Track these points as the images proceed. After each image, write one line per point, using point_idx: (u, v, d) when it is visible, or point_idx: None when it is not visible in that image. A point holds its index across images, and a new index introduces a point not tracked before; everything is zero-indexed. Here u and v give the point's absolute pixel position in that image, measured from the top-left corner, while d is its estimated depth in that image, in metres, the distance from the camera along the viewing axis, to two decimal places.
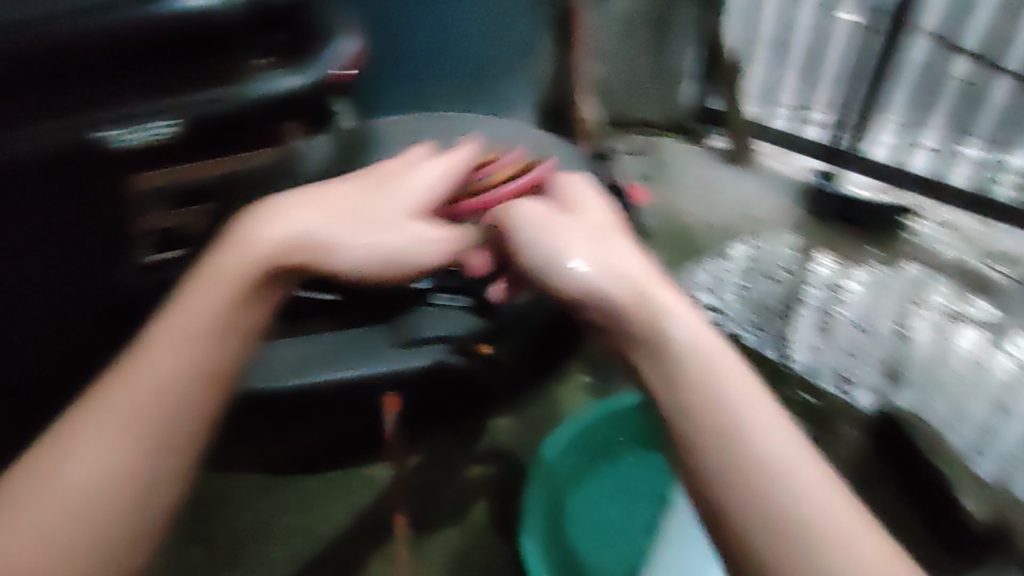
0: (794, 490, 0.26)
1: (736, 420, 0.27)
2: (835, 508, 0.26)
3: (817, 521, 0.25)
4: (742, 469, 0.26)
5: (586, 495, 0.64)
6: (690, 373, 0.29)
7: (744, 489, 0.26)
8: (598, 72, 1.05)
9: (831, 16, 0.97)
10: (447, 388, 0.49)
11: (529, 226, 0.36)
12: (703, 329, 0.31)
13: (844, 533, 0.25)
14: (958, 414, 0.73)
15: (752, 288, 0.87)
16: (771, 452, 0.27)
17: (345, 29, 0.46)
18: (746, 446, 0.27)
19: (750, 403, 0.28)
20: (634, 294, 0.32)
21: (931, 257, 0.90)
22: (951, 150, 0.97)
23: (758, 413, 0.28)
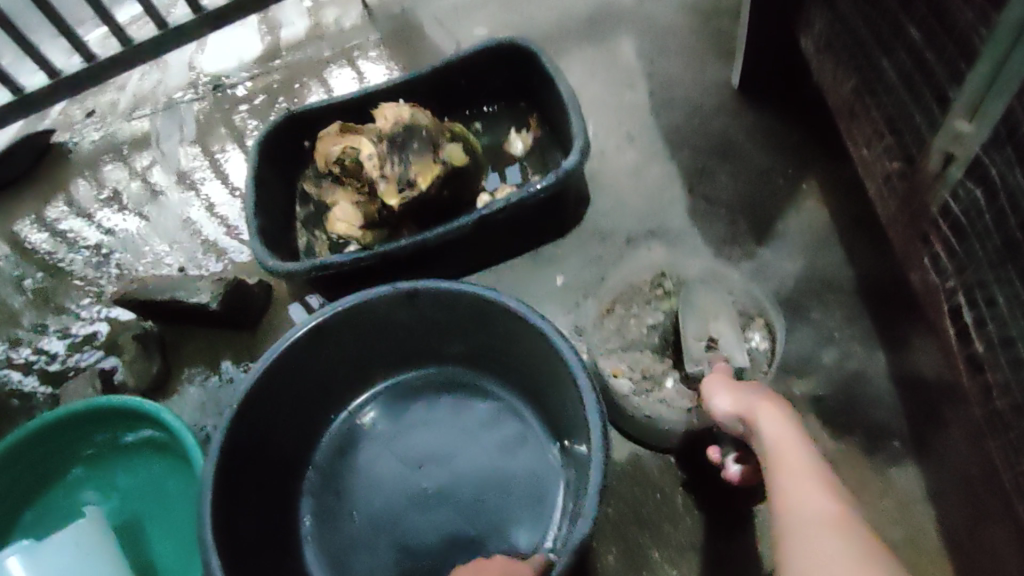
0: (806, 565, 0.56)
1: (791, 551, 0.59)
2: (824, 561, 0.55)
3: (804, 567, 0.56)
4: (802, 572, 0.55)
5: (153, 562, 1.07)
6: (794, 533, 0.60)
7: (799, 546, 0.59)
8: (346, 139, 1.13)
9: (232, 169, 1.65)
10: (195, 368, 1.33)
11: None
12: (811, 516, 0.61)
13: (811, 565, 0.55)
14: (216, 217, 1.58)
15: (69, 263, 1.57)
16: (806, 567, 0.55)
17: (525, 324, 0.99)
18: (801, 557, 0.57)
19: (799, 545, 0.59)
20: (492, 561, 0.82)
21: (180, 282, 1.32)
22: (190, 227, 1.57)
23: (804, 530, 0.60)
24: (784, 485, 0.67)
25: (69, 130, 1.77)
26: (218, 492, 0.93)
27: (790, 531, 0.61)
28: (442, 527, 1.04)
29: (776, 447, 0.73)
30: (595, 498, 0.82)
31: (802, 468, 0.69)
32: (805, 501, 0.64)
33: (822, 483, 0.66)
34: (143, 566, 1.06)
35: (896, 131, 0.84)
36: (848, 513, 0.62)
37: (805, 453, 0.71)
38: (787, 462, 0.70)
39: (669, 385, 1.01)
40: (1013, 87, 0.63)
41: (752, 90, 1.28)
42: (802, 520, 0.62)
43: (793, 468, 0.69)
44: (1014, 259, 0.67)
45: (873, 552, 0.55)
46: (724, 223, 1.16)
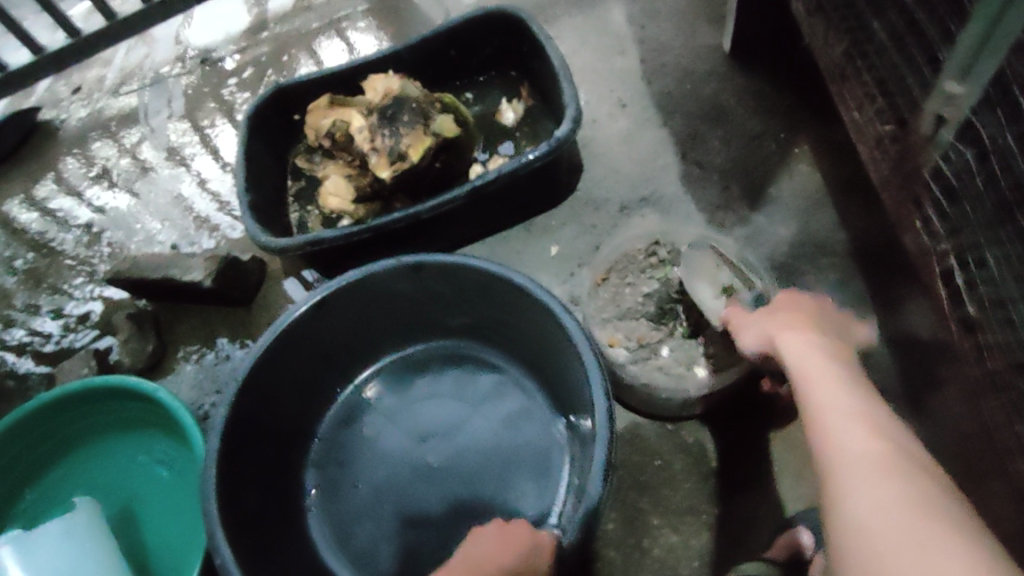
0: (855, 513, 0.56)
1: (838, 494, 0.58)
2: (875, 512, 0.54)
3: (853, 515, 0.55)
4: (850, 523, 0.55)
5: (151, 544, 1.07)
6: (840, 476, 0.60)
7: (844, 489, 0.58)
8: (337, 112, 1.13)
9: (222, 143, 1.63)
10: (192, 345, 1.33)
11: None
12: (859, 455, 0.60)
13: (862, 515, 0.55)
14: (207, 192, 1.57)
15: (61, 243, 1.56)
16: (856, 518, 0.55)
17: (524, 296, 0.99)
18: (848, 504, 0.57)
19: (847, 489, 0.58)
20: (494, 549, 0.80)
21: (173, 260, 1.32)
22: (181, 203, 1.56)
23: (851, 473, 0.59)
24: (820, 421, 0.66)
25: (55, 108, 1.76)
26: (223, 462, 0.93)
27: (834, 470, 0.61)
28: (446, 498, 1.05)
29: (807, 374, 0.72)
30: (599, 472, 0.83)
31: (841, 396, 0.68)
32: (845, 430, 0.63)
33: (862, 409, 0.65)
34: (141, 548, 1.07)
35: (888, 93, 0.83)
36: (894, 450, 0.60)
37: (842, 380, 0.70)
38: (823, 390, 0.69)
39: (665, 352, 1.00)
40: (1006, 48, 0.62)
41: (744, 53, 1.27)
42: (846, 458, 0.61)
43: (826, 397, 0.68)
44: (1008, 222, 0.68)
45: (926, 501, 0.54)
46: (718, 189, 1.16)
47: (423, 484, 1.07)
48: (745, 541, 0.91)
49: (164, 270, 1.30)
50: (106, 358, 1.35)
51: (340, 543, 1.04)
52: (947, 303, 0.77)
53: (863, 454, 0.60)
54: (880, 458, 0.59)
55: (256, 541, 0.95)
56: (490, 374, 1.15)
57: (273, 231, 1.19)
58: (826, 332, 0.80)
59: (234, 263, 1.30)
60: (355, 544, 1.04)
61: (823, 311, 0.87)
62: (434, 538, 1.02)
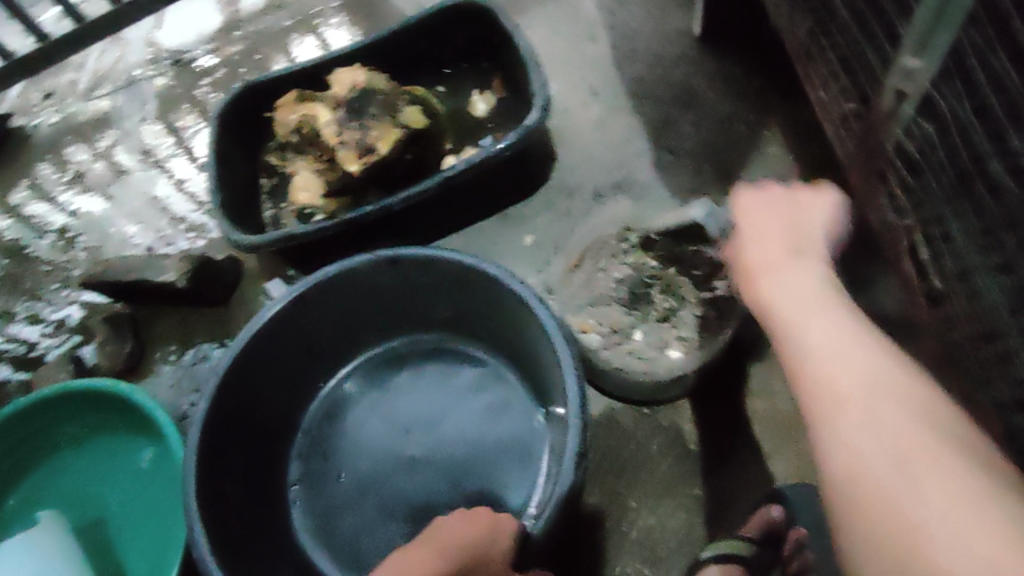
0: (863, 488, 0.54)
1: (844, 462, 0.56)
2: (890, 493, 0.53)
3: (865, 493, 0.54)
4: (863, 505, 0.54)
5: (128, 552, 1.06)
6: (841, 441, 0.57)
7: (850, 458, 0.56)
8: (303, 106, 1.12)
9: (196, 142, 1.62)
10: (169, 346, 1.32)
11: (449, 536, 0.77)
12: (860, 417, 0.57)
13: (875, 492, 0.54)
14: (183, 192, 1.56)
15: (35, 247, 1.54)
16: (869, 499, 0.54)
17: (499, 284, 0.98)
18: (855, 478, 0.55)
19: (852, 455, 0.56)
20: (469, 517, 0.80)
21: (147, 260, 1.30)
22: (157, 203, 1.55)
23: (853, 438, 0.57)
24: (813, 369, 0.62)
25: (27, 113, 1.74)
26: (202, 461, 0.92)
27: (834, 431, 0.58)
28: (429, 490, 1.05)
29: (788, 311, 0.67)
30: (573, 459, 0.83)
31: (831, 334, 0.63)
32: (836, 380, 0.60)
33: (850, 348, 0.61)
34: (118, 555, 1.06)
35: (851, 71, 0.84)
36: (898, 402, 0.57)
37: (829, 315, 0.65)
38: (807, 329, 0.64)
39: (638, 336, 1.00)
40: (959, 19, 0.63)
41: (714, 37, 1.27)
42: (849, 419, 0.58)
43: (811, 339, 0.63)
44: (967, 194, 0.68)
45: (942, 470, 0.52)
46: (690, 172, 1.16)
47: (407, 479, 1.06)
48: (723, 521, 0.92)
49: (138, 271, 1.29)
50: (83, 362, 1.34)
51: (324, 538, 1.03)
52: (913, 276, 0.78)
53: (882, 418, 0.56)
54: (877, 417, 0.56)
55: (240, 538, 0.94)
56: (471, 365, 1.14)
57: (246, 229, 1.18)
58: (807, 250, 0.73)
59: (209, 263, 1.29)
60: (339, 541, 1.03)
61: (782, 205, 0.78)
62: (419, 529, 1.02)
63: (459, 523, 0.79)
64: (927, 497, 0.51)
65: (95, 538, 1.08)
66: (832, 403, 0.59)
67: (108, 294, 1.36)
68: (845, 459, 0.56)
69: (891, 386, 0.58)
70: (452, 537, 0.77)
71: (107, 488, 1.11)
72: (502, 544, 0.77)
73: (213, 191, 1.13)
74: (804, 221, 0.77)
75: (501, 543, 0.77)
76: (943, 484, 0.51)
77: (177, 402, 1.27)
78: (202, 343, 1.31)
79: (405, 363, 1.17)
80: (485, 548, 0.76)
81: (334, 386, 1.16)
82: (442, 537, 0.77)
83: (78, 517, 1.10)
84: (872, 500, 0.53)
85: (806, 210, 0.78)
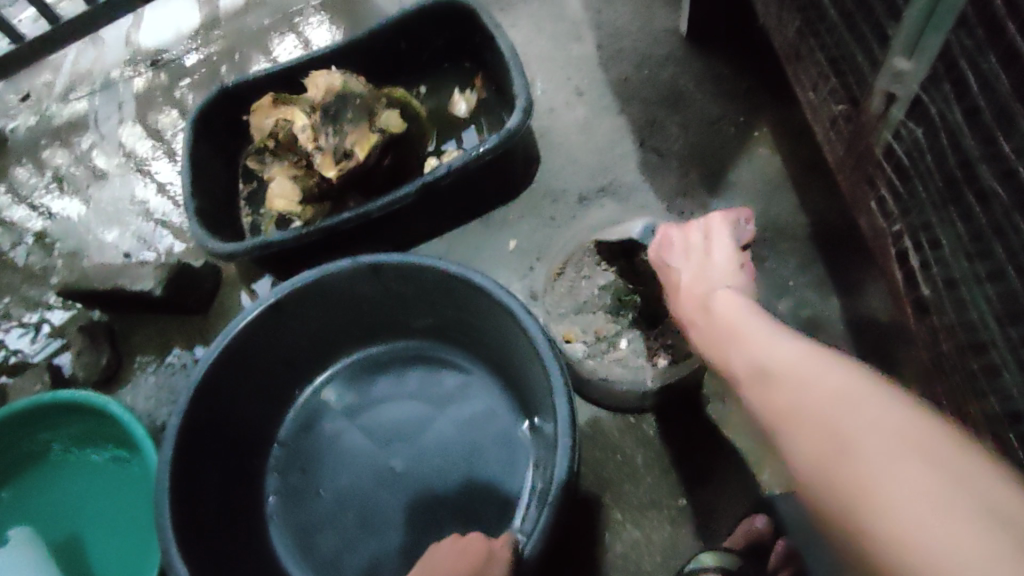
0: (812, 480, 0.45)
1: (794, 463, 0.48)
2: (826, 474, 0.44)
3: (815, 485, 0.45)
4: (817, 496, 0.44)
5: (104, 571, 1.03)
6: (786, 444, 0.49)
7: (796, 456, 0.48)
8: (280, 110, 1.09)
9: (175, 145, 1.59)
10: (147, 357, 1.29)
11: (445, 561, 0.77)
12: (790, 409, 0.50)
13: (818, 478, 0.44)
14: (161, 197, 1.52)
15: (10, 254, 1.51)
16: (818, 489, 0.44)
17: (483, 290, 0.96)
18: (803, 473, 0.46)
19: (798, 454, 0.47)
20: (464, 540, 0.80)
21: (123, 268, 1.27)
22: (136, 207, 1.52)
23: (793, 435, 0.49)
24: (752, 384, 0.56)
25: (2, 116, 1.70)
26: (176, 477, 0.90)
27: (779, 437, 0.50)
28: (410, 502, 1.02)
29: (720, 349, 0.63)
30: (562, 477, 0.82)
31: (764, 345, 0.58)
32: (767, 387, 0.53)
33: (772, 355, 0.56)
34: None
35: (840, 72, 0.82)
36: (820, 374, 0.50)
37: (757, 330, 0.60)
38: (737, 358, 0.60)
39: (624, 345, 0.98)
40: (951, 20, 0.61)
41: (702, 36, 1.25)
42: (781, 415, 0.50)
43: (739, 368, 0.58)
44: (956, 201, 0.66)
45: (867, 422, 0.43)
46: (677, 175, 1.14)
47: (391, 491, 1.03)
48: (711, 535, 0.90)
49: (114, 279, 1.26)
50: (59, 373, 1.31)
51: (302, 553, 1.01)
52: (903, 285, 0.76)
53: (809, 399, 0.49)
54: (802, 407, 0.49)
55: (217, 557, 0.91)
56: (454, 372, 1.12)
57: (224, 235, 1.15)
58: (738, 278, 0.71)
59: (186, 271, 1.26)
60: (318, 556, 1.01)
61: (689, 255, 0.77)
62: (397, 544, 1.00)
63: (455, 549, 0.79)
64: (863, 454, 0.42)
65: (71, 557, 1.05)
66: (768, 408, 0.52)
67: (85, 303, 1.33)
68: (793, 459, 0.48)
69: (814, 364, 0.51)
70: (449, 560, 0.77)
71: (83, 506, 1.08)
72: (500, 558, 0.77)
73: (188, 198, 1.10)
74: (712, 266, 0.74)
75: (500, 559, 0.77)
76: (875, 433, 0.42)
77: (155, 413, 1.24)
78: (181, 352, 1.28)
79: (388, 370, 1.14)
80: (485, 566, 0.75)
81: (315, 395, 1.14)
82: (440, 563, 0.77)
83: (53, 536, 1.07)
84: (819, 489, 0.44)
85: (711, 250, 0.76)
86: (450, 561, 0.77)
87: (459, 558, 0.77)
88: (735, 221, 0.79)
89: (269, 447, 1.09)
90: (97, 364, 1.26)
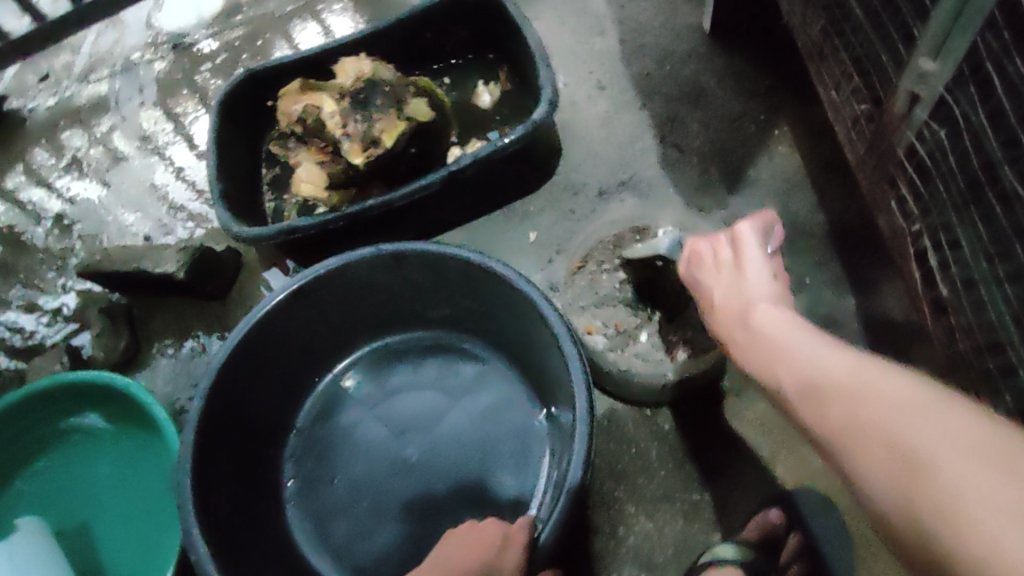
0: (882, 498, 0.45)
1: (857, 480, 0.47)
2: (899, 491, 0.43)
3: (886, 504, 0.44)
4: (890, 515, 0.44)
5: (117, 552, 1.04)
6: (847, 460, 0.49)
7: (859, 473, 0.47)
8: (308, 97, 1.10)
9: (195, 130, 1.60)
10: (166, 339, 1.31)
11: (459, 548, 0.79)
12: (847, 424, 0.49)
13: (889, 497, 0.44)
14: (181, 180, 1.54)
15: (31, 234, 1.53)
16: (890, 507, 0.44)
17: (503, 280, 0.97)
18: (870, 492, 0.46)
19: (861, 473, 0.47)
20: (478, 527, 0.82)
21: (145, 250, 1.29)
22: (156, 191, 1.53)
23: (852, 452, 0.48)
24: (802, 398, 0.55)
25: (22, 96, 1.71)
26: (197, 457, 0.92)
27: (837, 453, 0.50)
28: (424, 492, 1.04)
29: (762, 363, 0.62)
30: (578, 467, 0.83)
31: (809, 357, 0.57)
32: (818, 401, 0.53)
33: (820, 366, 0.55)
34: (107, 556, 1.04)
35: (864, 72, 0.83)
36: (872, 385, 0.50)
37: (799, 342, 0.60)
38: (780, 371, 0.59)
39: (643, 338, 1.00)
40: (978, 22, 0.61)
41: (724, 33, 1.25)
42: (838, 431, 0.50)
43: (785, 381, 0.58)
44: (978, 202, 0.67)
45: (935, 433, 0.43)
46: (696, 171, 1.14)
47: (406, 479, 1.05)
48: (723, 527, 0.91)
49: (135, 261, 1.28)
50: (79, 352, 1.33)
51: (319, 536, 1.03)
52: (922, 284, 0.77)
53: (864, 412, 0.48)
54: (859, 419, 0.48)
55: (235, 536, 0.94)
56: (471, 363, 1.13)
57: (246, 219, 1.17)
58: (770, 287, 0.70)
59: (207, 255, 1.27)
60: (334, 540, 1.03)
61: (719, 270, 0.76)
62: (410, 531, 1.02)
63: (469, 535, 0.81)
64: (937, 469, 0.41)
65: (85, 537, 1.06)
66: (823, 423, 0.52)
67: (106, 284, 1.35)
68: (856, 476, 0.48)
69: (865, 375, 0.51)
70: (462, 548, 0.80)
71: (99, 485, 1.10)
72: (511, 543, 0.78)
73: (212, 182, 1.12)
74: (743, 276, 0.73)
75: (511, 544, 0.78)
76: (945, 446, 0.42)
77: (174, 394, 1.26)
78: (200, 335, 1.30)
79: (405, 358, 1.16)
80: (496, 552, 0.77)
81: (333, 380, 1.15)
82: (454, 550, 0.80)
83: (68, 515, 1.08)
84: (892, 508, 0.44)
85: (740, 260, 0.75)
86: (463, 548, 0.79)
87: (473, 544, 0.79)
88: (761, 228, 0.78)
89: (287, 430, 1.11)
90: (118, 344, 1.28)
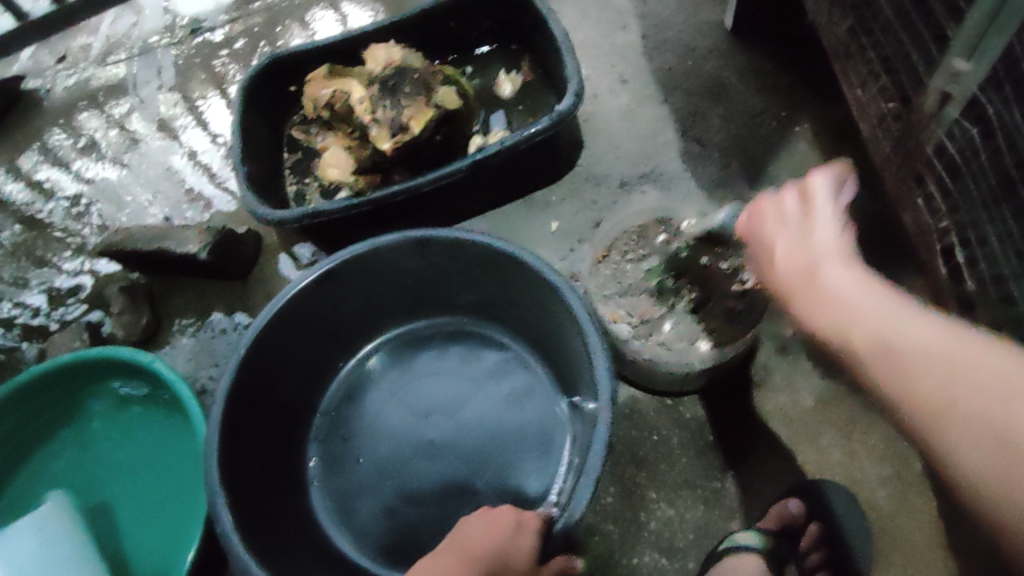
0: (980, 486, 0.44)
1: (950, 464, 0.47)
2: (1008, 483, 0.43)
3: (987, 492, 0.44)
4: (991, 504, 0.44)
5: (140, 530, 1.05)
6: (937, 442, 0.48)
7: (954, 456, 0.46)
8: (337, 82, 1.11)
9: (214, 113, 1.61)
10: (187, 320, 1.32)
11: (474, 527, 0.79)
12: (940, 403, 0.48)
13: (993, 487, 0.43)
14: (199, 163, 1.54)
15: (49, 214, 1.53)
16: (992, 496, 0.43)
17: (530, 269, 0.98)
18: (967, 478, 0.45)
19: (955, 457, 0.46)
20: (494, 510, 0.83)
21: (167, 231, 1.30)
22: (174, 173, 1.54)
23: (945, 433, 0.47)
24: (882, 367, 0.53)
25: (39, 77, 1.72)
26: (226, 437, 0.93)
27: (924, 433, 0.49)
28: (448, 475, 1.05)
29: (830, 323, 0.58)
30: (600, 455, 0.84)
31: (885, 321, 0.55)
32: (903, 373, 0.51)
33: (902, 337, 0.53)
34: (131, 533, 1.05)
35: (892, 71, 0.84)
36: (969, 365, 0.48)
37: (874, 305, 0.56)
38: (851, 335, 0.56)
39: (668, 328, 0.99)
40: (1015, 24, 0.62)
41: (744, 31, 1.26)
42: (930, 410, 0.48)
43: (860, 349, 0.55)
44: (1009, 199, 0.68)
45: None
46: (717, 165, 1.16)
47: (429, 463, 1.06)
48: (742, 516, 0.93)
49: (157, 241, 1.29)
50: (98, 331, 1.34)
51: (343, 517, 1.04)
52: (949, 280, 0.78)
53: (964, 393, 0.47)
54: (957, 402, 0.47)
55: (263, 515, 0.95)
56: (495, 351, 1.15)
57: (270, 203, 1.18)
58: (839, 242, 0.64)
59: (229, 238, 1.28)
60: (357, 521, 1.04)
61: (781, 221, 0.69)
62: (434, 512, 1.03)
63: (484, 516, 0.81)
64: None
65: (108, 515, 1.07)
66: (907, 399, 0.50)
67: (126, 263, 1.36)
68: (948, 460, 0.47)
69: (957, 350, 0.49)
70: (476, 525, 0.80)
71: (121, 462, 1.11)
72: (528, 531, 0.79)
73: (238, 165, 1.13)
74: (808, 229, 0.66)
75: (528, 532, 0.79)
76: None
77: (194, 374, 1.27)
78: (221, 316, 1.31)
79: (429, 344, 1.17)
80: (512, 536, 0.78)
81: (357, 364, 1.17)
82: (470, 528, 0.80)
83: (91, 493, 1.09)
84: (995, 499, 0.43)
85: (808, 211, 0.68)
86: (478, 527, 0.79)
87: (489, 524, 0.79)
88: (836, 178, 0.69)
89: (310, 412, 1.12)
90: (138, 324, 1.29)
